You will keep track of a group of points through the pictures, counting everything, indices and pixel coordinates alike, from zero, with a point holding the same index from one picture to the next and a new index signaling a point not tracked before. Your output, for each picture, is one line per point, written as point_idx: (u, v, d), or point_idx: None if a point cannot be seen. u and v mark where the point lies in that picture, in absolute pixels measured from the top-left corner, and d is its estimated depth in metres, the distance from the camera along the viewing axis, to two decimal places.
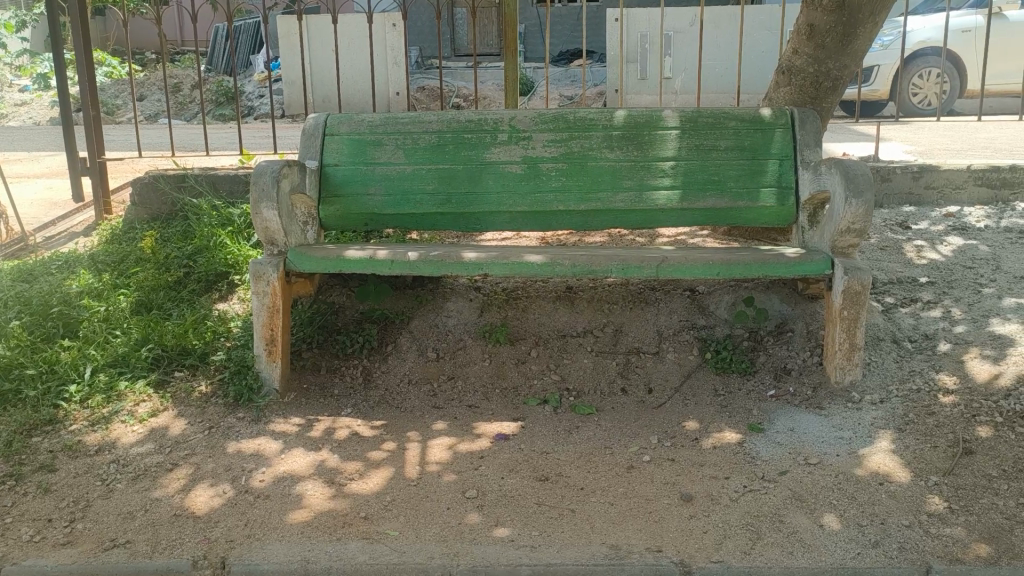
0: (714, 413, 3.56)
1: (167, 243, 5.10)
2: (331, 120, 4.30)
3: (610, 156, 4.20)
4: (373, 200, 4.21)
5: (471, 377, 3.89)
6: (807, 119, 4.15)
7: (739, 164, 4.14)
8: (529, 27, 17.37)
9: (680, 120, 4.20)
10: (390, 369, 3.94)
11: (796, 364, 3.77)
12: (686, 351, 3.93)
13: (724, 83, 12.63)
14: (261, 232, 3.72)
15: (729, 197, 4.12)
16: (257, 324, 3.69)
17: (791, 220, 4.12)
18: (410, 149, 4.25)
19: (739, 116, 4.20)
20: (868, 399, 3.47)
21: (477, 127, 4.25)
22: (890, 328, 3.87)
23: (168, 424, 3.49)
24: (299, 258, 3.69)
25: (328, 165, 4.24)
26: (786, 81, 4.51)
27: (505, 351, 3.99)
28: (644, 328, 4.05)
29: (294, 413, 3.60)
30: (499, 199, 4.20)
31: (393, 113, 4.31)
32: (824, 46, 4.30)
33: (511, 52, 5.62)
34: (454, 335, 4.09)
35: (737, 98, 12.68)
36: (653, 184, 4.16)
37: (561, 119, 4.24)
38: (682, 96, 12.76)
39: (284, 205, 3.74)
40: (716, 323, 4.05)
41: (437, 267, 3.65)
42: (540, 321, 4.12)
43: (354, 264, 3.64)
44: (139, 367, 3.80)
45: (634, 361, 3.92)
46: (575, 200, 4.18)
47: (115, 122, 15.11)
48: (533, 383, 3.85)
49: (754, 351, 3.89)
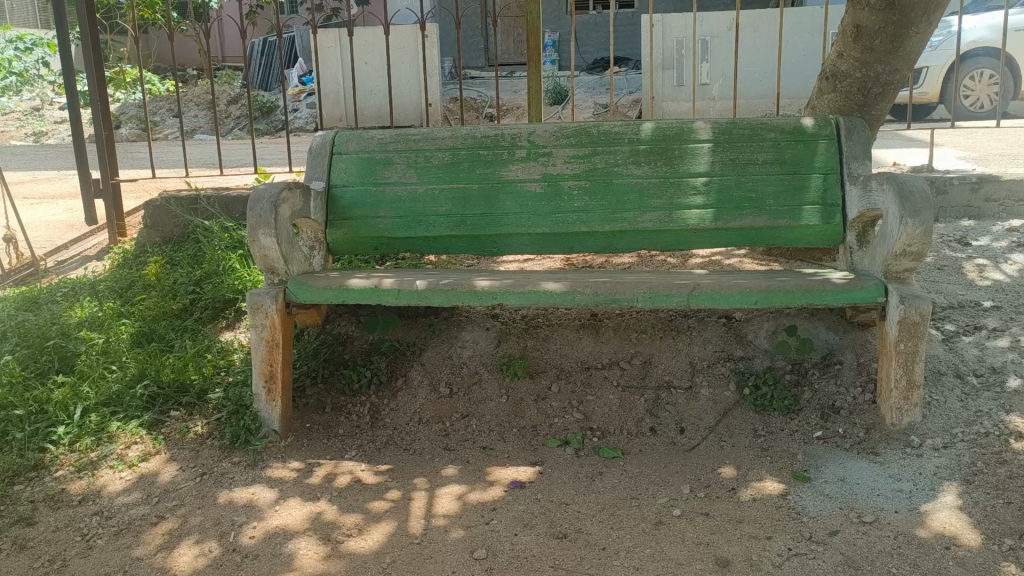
0: (754, 458, 3.20)
1: (175, 269, 4.88)
2: (339, 138, 4.04)
3: (637, 172, 3.87)
4: (383, 223, 3.94)
5: (486, 415, 3.58)
6: (854, 128, 3.78)
7: (779, 179, 3.78)
8: (562, 35, 17.10)
9: (714, 132, 3.85)
10: (399, 406, 3.65)
11: (845, 402, 3.39)
12: (722, 386, 3.58)
13: (763, 89, 12.21)
14: (260, 261, 3.47)
15: (768, 216, 3.77)
16: (256, 359, 3.44)
17: (837, 240, 3.75)
18: (422, 168, 3.97)
19: (780, 127, 3.84)
20: (929, 444, 3.09)
21: (493, 143, 3.96)
22: (952, 361, 3.48)
23: (158, 470, 3.25)
24: (299, 288, 3.41)
25: (336, 187, 3.98)
26: (831, 87, 4.13)
27: (524, 387, 3.68)
28: (674, 361, 3.71)
29: (294, 457, 3.33)
30: (517, 220, 3.90)
31: (403, 130, 4.04)
32: (873, 48, 3.92)
33: (534, 62, 5.32)
34: (469, 369, 3.79)
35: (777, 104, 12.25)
36: (684, 203, 3.83)
37: (584, 133, 3.92)
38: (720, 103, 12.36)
39: (284, 231, 3.47)
40: (755, 353, 3.69)
41: (447, 297, 3.35)
42: (562, 352, 3.81)
43: (357, 295, 3.36)
44: (133, 406, 3.56)
45: (665, 398, 3.57)
46: (599, 220, 3.86)
47: (151, 139, 15.18)
48: (553, 421, 3.53)
49: (798, 386, 3.52)
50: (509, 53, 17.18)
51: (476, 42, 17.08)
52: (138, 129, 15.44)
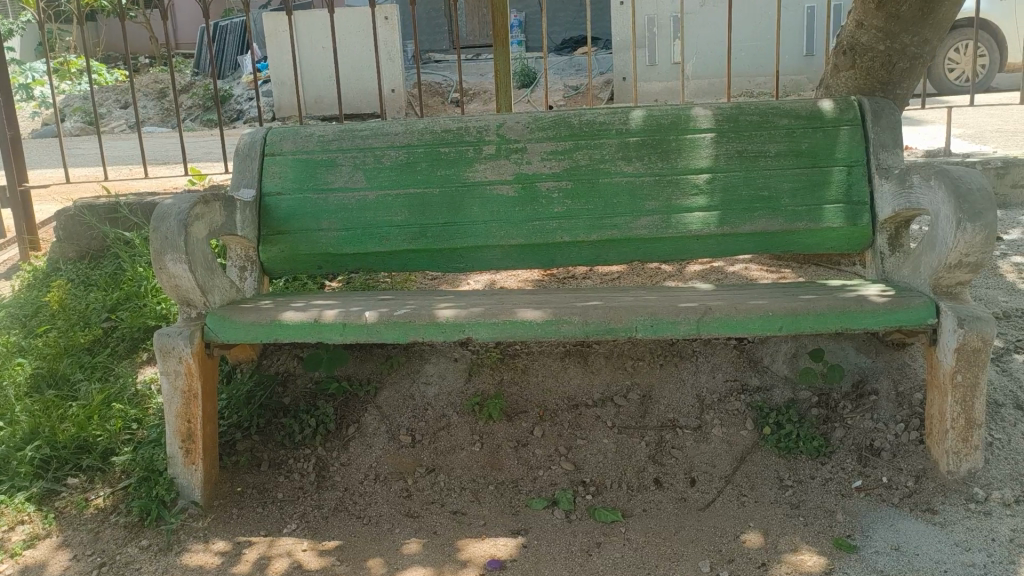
0: (785, 519, 2.61)
1: (89, 292, 4.19)
2: (272, 137, 3.38)
3: (628, 169, 3.26)
4: (327, 237, 3.30)
5: (457, 469, 2.97)
6: (882, 111, 3.20)
7: (795, 174, 3.20)
8: (529, 15, 16.46)
9: (717, 119, 3.25)
10: (351, 461, 3.03)
11: (886, 441, 2.84)
12: (737, 425, 3.01)
13: (744, 66, 12.38)
14: (171, 292, 2.81)
15: (784, 218, 3.18)
16: (169, 414, 2.78)
17: (864, 244, 3.18)
18: (372, 170, 3.32)
19: (794, 112, 3.24)
20: (996, 497, 2.54)
21: (456, 138, 3.33)
22: (1009, 388, 2.94)
23: (46, 561, 2.59)
24: (220, 325, 2.77)
25: (269, 195, 3.33)
26: (850, 63, 3.55)
27: (501, 431, 3.08)
28: (678, 394, 3.13)
29: (218, 535, 2.68)
30: (487, 230, 3.28)
31: (349, 125, 3.40)
32: (898, 16, 3.33)
33: (500, 43, 4.66)
34: (435, 411, 3.17)
35: (755, 82, 12.51)
36: (684, 204, 3.23)
37: (564, 124, 3.31)
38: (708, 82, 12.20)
39: (199, 255, 2.82)
40: (773, 383, 3.12)
41: (403, 331, 2.74)
42: (545, 386, 3.21)
43: (292, 331, 2.73)
44: (21, 474, 2.89)
45: (669, 441, 2.99)
46: (585, 228, 3.25)
47: (97, 132, 14.23)
48: (537, 475, 2.93)
49: (827, 423, 2.95)
50: (473, 35, 16.47)
51: (438, 24, 16.36)
52: (81, 122, 14.50)
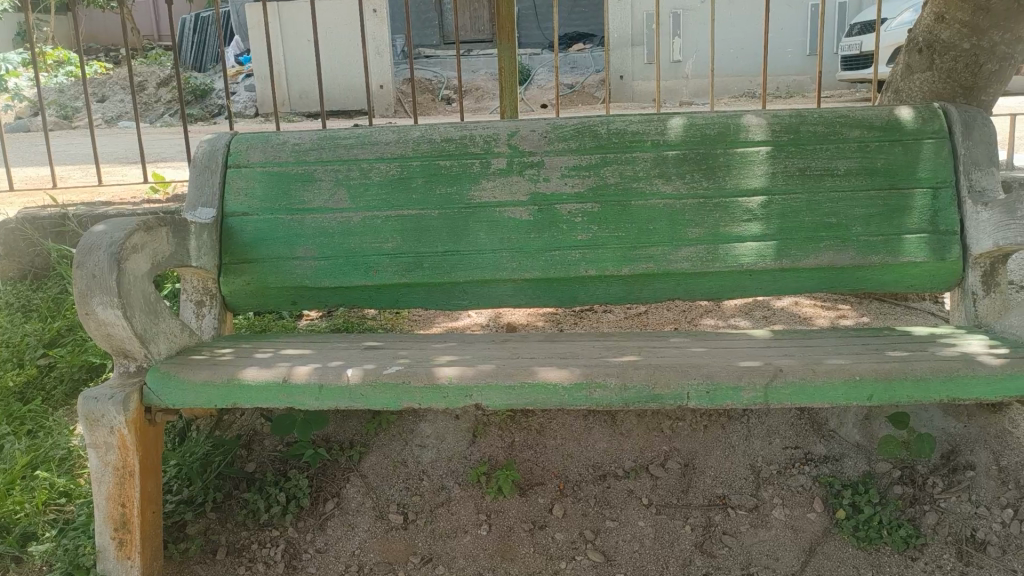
0: None
1: (26, 321, 3.61)
2: (237, 145, 2.81)
3: (666, 190, 2.71)
4: (302, 267, 2.72)
5: (458, 559, 2.39)
6: (975, 121, 2.66)
7: (869, 197, 2.66)
8: (522, 10, 15.98)
9: (774, 130, 2.70)
10: (328, 547, 2.45)
11: (992, 532, 2.30)
12: (803, 506, 2.45)
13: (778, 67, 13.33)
14: (103, 343, 2.24)
15: (855, 250, 2.64)
16: (97, 496, 2.20)
17: (952, 283, 2.64)
18: (357, 187, 2.75)
19: (867, 122, 2.69)
20: None
21: (458, 149, 2.76)
22: None
23: None
24: (163, 385, 2.18)
25: (232, 217, 2.74)
26: (927, 63, 3.12)
27: (513, 509, 2.52)
28: (728, 464, 2.60)
29: None
30: (495, 260, 2.71)
31: (331, 130, 2.83)
32: (987, 9, 2.91)
33: (505, 35, 4.05)
34: (431, 483, 2.62)
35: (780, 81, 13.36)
36: (734, 233, 2.68)
37: (588, 134, 2.75)
38: (735, 78, 13.27)
39: (136, 297, 2.25)
40: (843, 452, 2.58)
41: (395, 395, 2.16)
42: (566, 451, 2.67)
43: (255, 394, 2.15)
44: None
45: (719, 525, 2.43)
46: (614, 259, 2.69)
47: (72, 126, 13.55)
48: (558, 567, 2.34)
49: (914, 505, 2.40)
50: (465, 30, 15.95)
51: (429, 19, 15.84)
52: (55, 114, 13.79)
